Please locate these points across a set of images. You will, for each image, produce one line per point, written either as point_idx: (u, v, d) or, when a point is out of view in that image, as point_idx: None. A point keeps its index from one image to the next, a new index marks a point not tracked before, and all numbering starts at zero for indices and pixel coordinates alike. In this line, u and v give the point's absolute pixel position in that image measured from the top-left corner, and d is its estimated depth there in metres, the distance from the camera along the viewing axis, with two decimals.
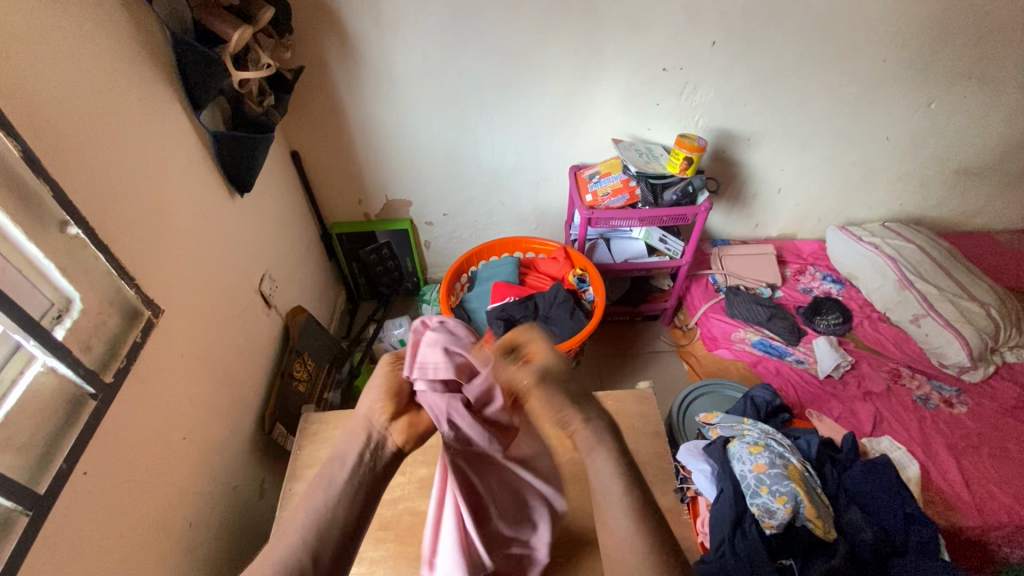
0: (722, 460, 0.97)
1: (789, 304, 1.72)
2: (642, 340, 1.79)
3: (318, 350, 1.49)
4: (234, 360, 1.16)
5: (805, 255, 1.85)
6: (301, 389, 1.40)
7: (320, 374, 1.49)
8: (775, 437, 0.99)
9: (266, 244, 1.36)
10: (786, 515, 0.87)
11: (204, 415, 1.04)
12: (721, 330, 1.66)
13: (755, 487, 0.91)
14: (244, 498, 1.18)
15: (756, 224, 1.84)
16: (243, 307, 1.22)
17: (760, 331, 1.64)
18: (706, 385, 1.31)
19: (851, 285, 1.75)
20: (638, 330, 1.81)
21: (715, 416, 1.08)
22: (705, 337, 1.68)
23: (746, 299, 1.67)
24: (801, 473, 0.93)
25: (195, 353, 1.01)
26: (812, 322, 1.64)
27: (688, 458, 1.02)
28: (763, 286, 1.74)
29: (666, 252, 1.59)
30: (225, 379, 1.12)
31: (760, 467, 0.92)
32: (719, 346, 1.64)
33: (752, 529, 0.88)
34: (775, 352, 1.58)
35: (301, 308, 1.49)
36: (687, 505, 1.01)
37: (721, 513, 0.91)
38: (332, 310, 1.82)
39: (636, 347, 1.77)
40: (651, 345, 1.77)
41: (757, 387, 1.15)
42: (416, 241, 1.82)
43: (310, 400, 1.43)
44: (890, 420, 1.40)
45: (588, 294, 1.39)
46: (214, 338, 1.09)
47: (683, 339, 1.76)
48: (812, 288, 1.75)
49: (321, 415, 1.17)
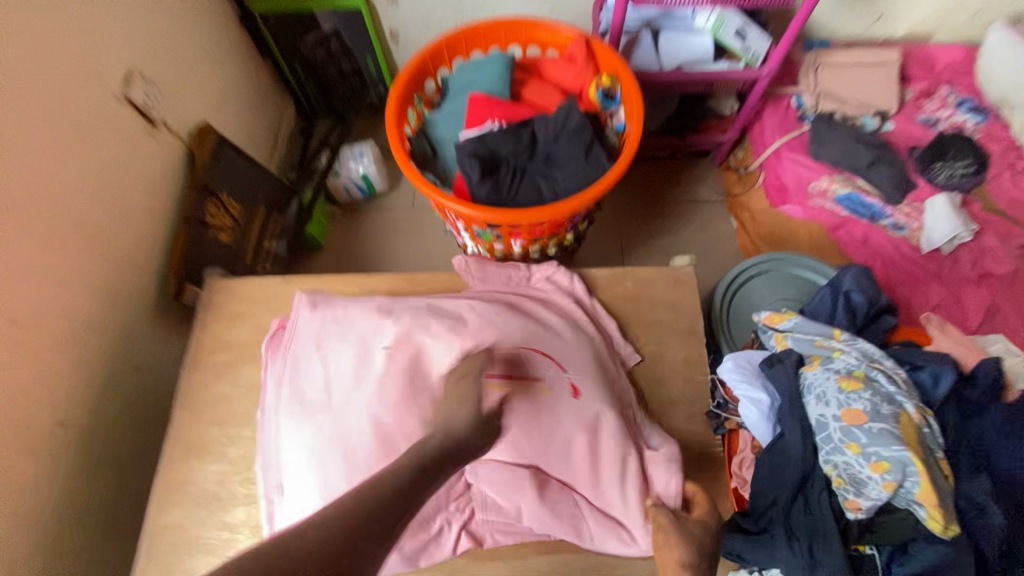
0: (793, 393, 0.65)
1: (899, 141, 1.22)
2: (682, 185, 1.39)
3: (246, 185, 1.11)
4: (95, 211, 0.81)
5: (939, 68, 1.27)
6: (224, 240, 1.04)
7: (255, 218, 1.12)
8: (884, 364, 0.65)
9: (129, 22, 0.88)
10: (883, 495, 0.56)
11: (48, 289, 0.73)
12: (796, 178, 1.21)
13: (838, 443, 0.60)
14: (159, 377, 0.94)
15: (880, 15, 1.23)
16: (96, 135, 0.82)
17: (851, 181, 1.17)
18: (766, 266, 0.94)
19: (998, 117, 1.22)
20: (677, 171, 1.40)
21: (786, 319, 0.73)
22: (771, 186, 1.25)
23: (841, 133, 1.17)
24: (920, 429, 0.59)
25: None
26: (927, 170, 1.16)
27: (737, 381, 0.69)
28: (867, 115, 1.22)
29: (741, 53, 1.05)
30: (79, 235, 0.78)
31: (854, 416, 0.59)
32: (788, 201, 1.22)
33: (821, 501, 0.60)
34: (864, 211, 1.16)
35: (209, 127, 1.06)
36: (720, 438, 0.74)
37: (778, 468, 0.62)
38: (276, 129, 1.38)
39: (674, 196, 1.37)
40: (693, 193, 1.38)
41: (852, 274, 0.76)
42: (378, 29, 1.28)
43: (239, 253, 1.08)
44: (1007, 313, 1.07)
45: (616, 120, 0.89)
46: (44, 183, 0.72)
47: (738, 186, 1.35)
48: (937, 120, 1.22)
49: (229, 286, 0.85)
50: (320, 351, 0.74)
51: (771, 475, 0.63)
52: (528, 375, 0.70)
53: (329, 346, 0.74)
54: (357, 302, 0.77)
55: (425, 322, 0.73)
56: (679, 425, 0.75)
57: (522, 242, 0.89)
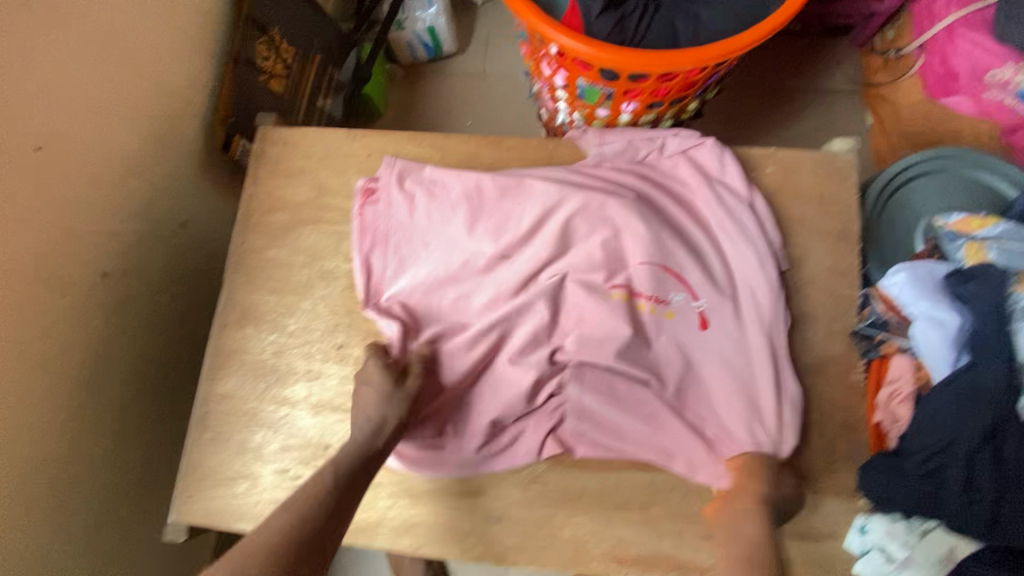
0: (997, 317, 0.49)
1: None
2: (809, 67, 1.14)
3: (296, 27, 0.93)
4: (120, 33, 0.67)
5: None
6: (274, 88, 0.89)
7: (306, 70, 0.96)
8: None
9: None
10: None
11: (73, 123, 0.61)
12: (971, 64, 0.90)
13: None
14: (207, 237, 0.86)
15: None
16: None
17: None
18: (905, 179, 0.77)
19: None
20: (804, 50, 1.15)
21: (988, 226, 0.56)
22: (935, 73, 0.96)
23: None
24: None
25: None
26: None
27: (910, 295, 0.55)
28: None
29: None
30: (104, 62, 0.65)
31: None
32: (953, 94, 0.94)
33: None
34: None
35: None
36: (870, 363, 0.61)
37: (961, 405, 0.49)
38: None
39: (796, 81, 1.14)
40: (821, 78, 1.14)
41: None
42: None
43: (291, 107, 0.94)
44: None
45: None
46: None
47: (880, 75, 1.09)
48: None
49: (282, 137, 0.72)
50: (417, 237, 0.64)
51: (949, 413, 0.50)
52: (649, 286, 0.61)
53: (428, 233, 0.64)
54: (457, 179, 0.65)
55: (538, 226, 0.62)
56: (816, 341, 0.62)
57: (635, 107, 0.72)
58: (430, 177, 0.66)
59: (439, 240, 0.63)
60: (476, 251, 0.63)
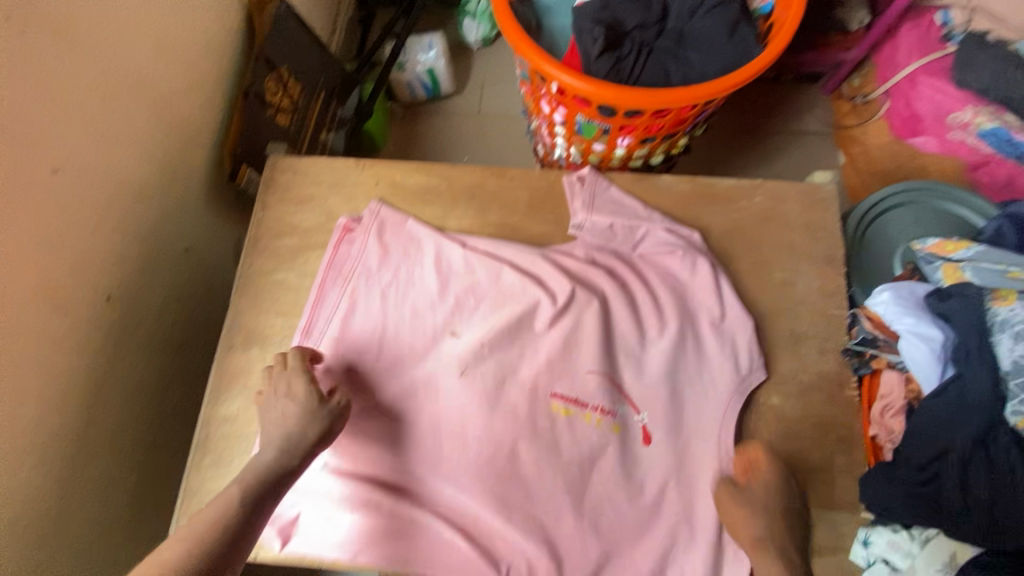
0: (972, 331, 0.53)
1: None
2: (784, 111, 1.23)
3: (304, 66, 0.97)
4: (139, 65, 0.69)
5: None
6: (280, 121, 0.92)
7: (311, 106, 1.00)
8: None
9: None
10: None
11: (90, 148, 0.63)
12: (932, 108, 1.01)
13: None
14: (210, 263, 0.86)
15: None
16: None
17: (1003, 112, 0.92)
18: (871, 216, 0.83)
19: None
20: (780, 96, 1.23)
21: (960, 249, 0.61)
22: (900, 117, 1.07)
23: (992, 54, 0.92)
24: None
25: (20, 33, 0.54)
26: None
27: (893, 315, 0.59)
28: None
29: None
30: (122, 91, 0.67)
31: None
32: (919, 134, 1.04)
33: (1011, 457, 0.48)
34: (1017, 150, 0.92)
35: None
36: (862, 380, 0.64)
37: (949, 414, 0.52)
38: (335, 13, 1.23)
39: (773, 123, 1.22)
40: (796, 121, 1.22)
41: None
42: None
43: (296, 140, 0.97)
44: None
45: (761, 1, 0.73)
46: (78, 19, 0.60)
47: (850, 118, 1.17)
48: None
49: (293, 166, 0.74)
50: (389, 292, 0.67)
51: (940, 421, 0.52)
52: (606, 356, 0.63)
53: (398, 289, 0.67)
54: (437, 240, 0.69)
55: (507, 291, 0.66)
56: (810, 360, 0.64)
57: (630, 141, 0.76)
58: (411, 233, 0.70)
59: (410, 297, 0.67)
60: (444, 310, 0.66)
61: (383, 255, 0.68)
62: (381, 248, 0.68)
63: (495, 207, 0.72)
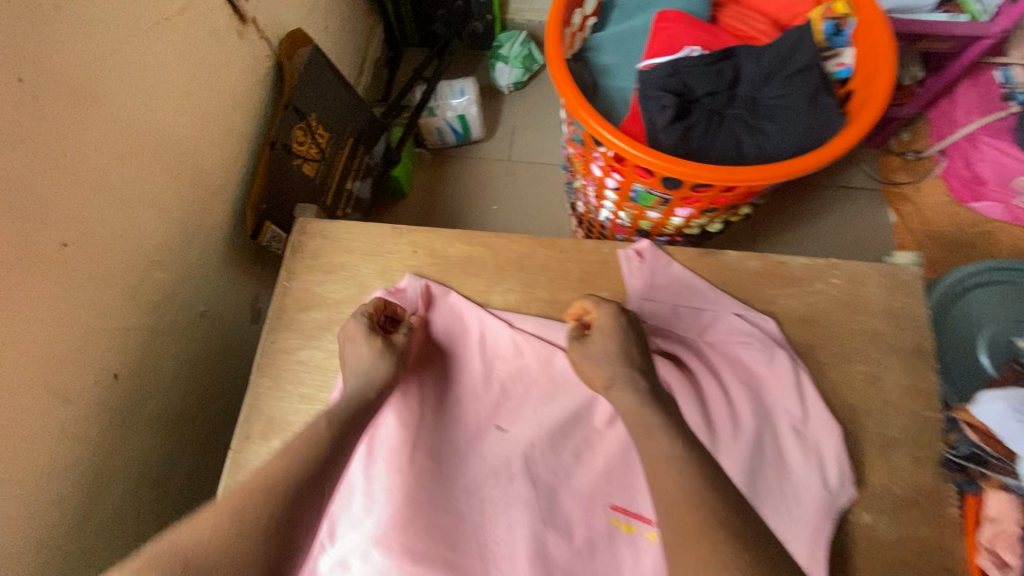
0: None
1: None
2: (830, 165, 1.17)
3: (334, 113, 0.92)
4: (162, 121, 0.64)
5: None
6: (307, 172, 0.87)
7: (339, 154, 0.95)
8: None
9: None
10: None
11: (104, 215, 0.57)
12: (998, 171, 0.94)
13: None
14: (227, 325, 0.80)
15: None
16: (172, 24, 0.62)
17: None
18: (957, 292, 0.78)
19: None
20: None
21: None
22: (961, 180, 1.00)
23: None
24: None
25: (32, 96, 0.48)
26: None
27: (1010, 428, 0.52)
28: None
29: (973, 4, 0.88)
30: (143, 151, 0.62)
31: None
32: (984, 198, 0.97)
33: None
34: None
35: (301, 35, 0.85)
36: (963, 496, 0.57)
37: None
38: (362, 56, 1.18)
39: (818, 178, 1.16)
40: (842, 176, 1.16)
41: None
42: None
43: (322, 190, 0.92)
44: None
45: (836, 66, 0.68)
46: (98, 78, 0.54)
47: (900, 176, 1.12)
48: None
49: (322, 231, 0.68)
50: (427, 375, 0.60)
51: None
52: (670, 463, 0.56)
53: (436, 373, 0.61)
54: (482, 317, 0.63)
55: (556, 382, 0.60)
56: (904, 471, 0.57)
57: (691, 211, 0.69)
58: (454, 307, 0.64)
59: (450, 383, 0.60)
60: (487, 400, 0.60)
61: (422, 336, 0.62)
62: (419, 327, 0.62)
63: (545, 283, 0.65)
